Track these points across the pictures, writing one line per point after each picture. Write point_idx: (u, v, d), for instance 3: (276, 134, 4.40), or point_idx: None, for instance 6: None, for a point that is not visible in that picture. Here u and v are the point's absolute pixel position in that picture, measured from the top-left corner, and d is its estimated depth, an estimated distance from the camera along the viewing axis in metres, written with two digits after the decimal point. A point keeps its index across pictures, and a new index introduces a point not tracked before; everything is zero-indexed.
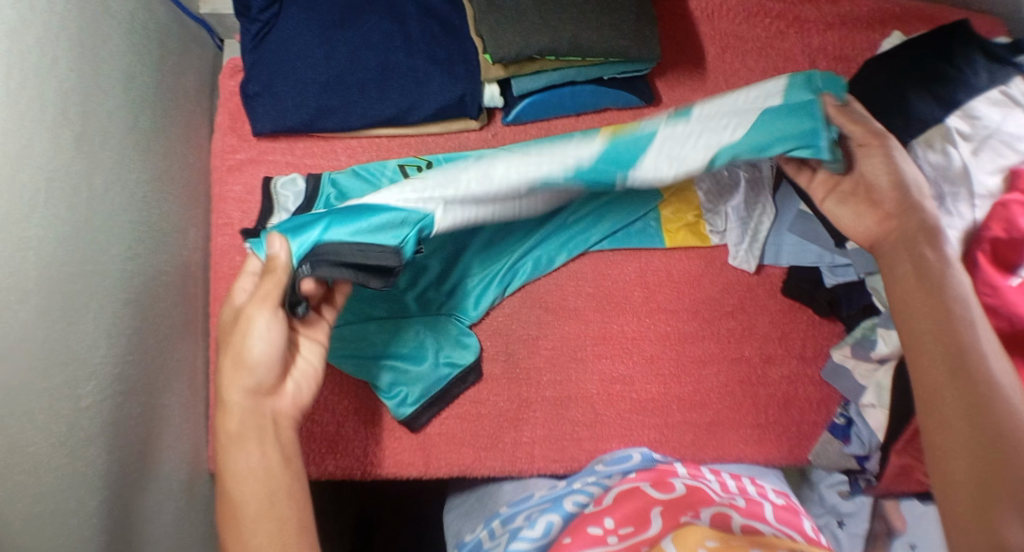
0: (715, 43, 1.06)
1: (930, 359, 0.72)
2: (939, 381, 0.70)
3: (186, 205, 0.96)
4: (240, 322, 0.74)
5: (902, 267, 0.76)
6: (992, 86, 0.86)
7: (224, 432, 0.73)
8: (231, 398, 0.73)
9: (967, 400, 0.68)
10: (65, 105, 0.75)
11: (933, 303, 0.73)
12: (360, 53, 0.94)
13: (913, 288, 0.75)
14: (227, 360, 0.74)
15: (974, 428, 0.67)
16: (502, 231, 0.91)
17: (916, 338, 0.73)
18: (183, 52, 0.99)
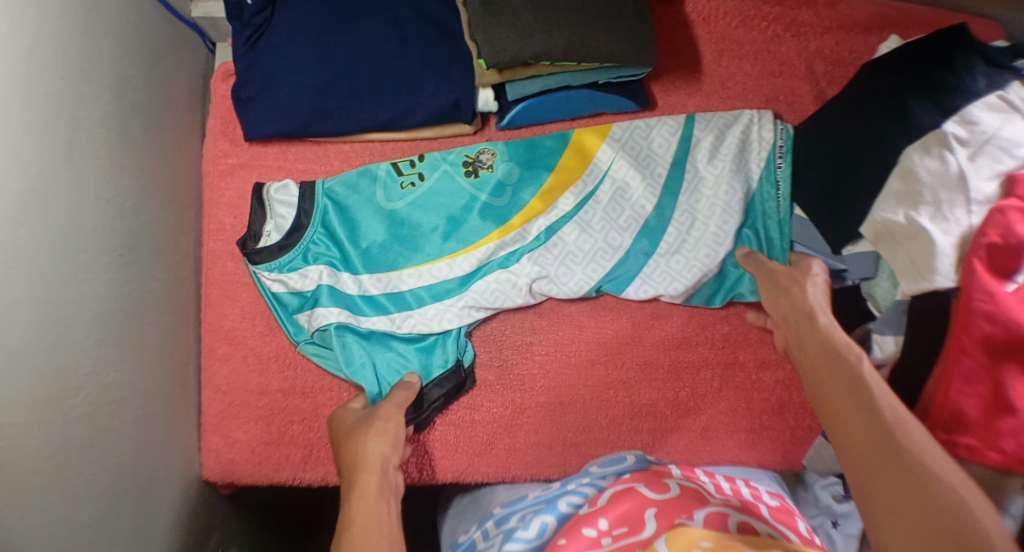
0: (712, 46, 1.06)
1: (844, 430, 0.72)
2: (856, 446, 0.70)
3: (177, 209, 0.95)
4: (366, 429, 0.82)
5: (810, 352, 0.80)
6: (990, 91, 0.84)
7: (359, 485, 0.76)
8: (368, 461, 0.79)
9: (882, 459, 0.68)
10: (57, 109, 0.75)
11: (840, 388, 0.74)
12: (355, 57, 0.93)
13: (824, 380, 0.76)
14: (362, 441, 0.81)
15: (900, 493, 0.65)
16: (482, 258, 0.94)
17: (833, 417, 0.73)
18: (175, 55, 0.99)
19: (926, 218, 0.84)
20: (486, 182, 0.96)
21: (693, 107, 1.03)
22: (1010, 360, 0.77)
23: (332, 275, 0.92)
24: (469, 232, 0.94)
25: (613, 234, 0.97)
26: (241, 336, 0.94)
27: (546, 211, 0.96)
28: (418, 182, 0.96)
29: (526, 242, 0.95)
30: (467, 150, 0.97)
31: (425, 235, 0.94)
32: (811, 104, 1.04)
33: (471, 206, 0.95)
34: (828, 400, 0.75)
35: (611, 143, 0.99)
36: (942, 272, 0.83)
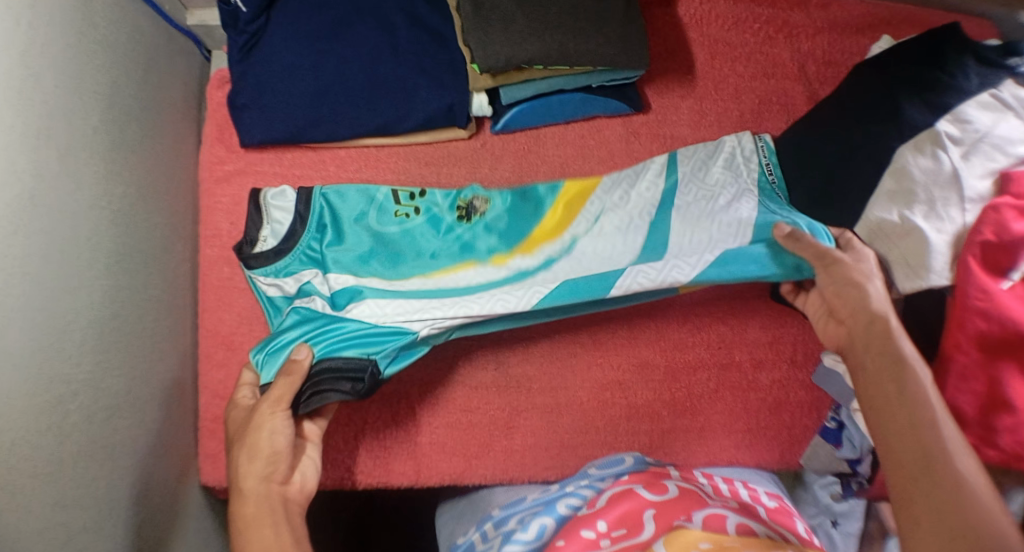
0: (704, 48, 1.06)
1: (892, 436, 0.70)
2: (903, 455, 0.69)
3: (172, 216, 0.95)
4: (248, 414, 0.80)
5: (865, 341, 0.77)
6: (983, 90, 0.84)
7: (240, 518, 0.74)
8: (247, 487, 0.75)
9: (925, 477, 0.67)
10: (52, 117, 0.75)
11: (890, 391, 0.73)
12: (349, 63, 0.94)
13: (878, 379, 0.74)
14: (238, 429, 0.78)
15: (934, 518, 0.65)
16: (481, 280, 0.90)
17: (882, 422, 0.72)
18: (170, 63, 0.99)
19: (920, 217, 0.85)
20: (479, 225, 0.94)
21: (687, 109, 1.04)
22: (1006, 357, 0.79)
23: (321, 279, 0.90)
24: (451, 263, 0.92)
25: (600, 259, 0.91)
26: (238, 342, 0.94)
27: (539, 250, 0.93)
28: (413, 215, 0.94)
29: (510, 272, 0.91)
30: (461, 196, 0.95)
31: (408, 259, 0.91)
32: (804, 105, 1.05)
33: (466, 246, 0.92)
34: (879, 402, 0.73)
35: (606, 189, 0.96)
36: (937, 271, 0.84)
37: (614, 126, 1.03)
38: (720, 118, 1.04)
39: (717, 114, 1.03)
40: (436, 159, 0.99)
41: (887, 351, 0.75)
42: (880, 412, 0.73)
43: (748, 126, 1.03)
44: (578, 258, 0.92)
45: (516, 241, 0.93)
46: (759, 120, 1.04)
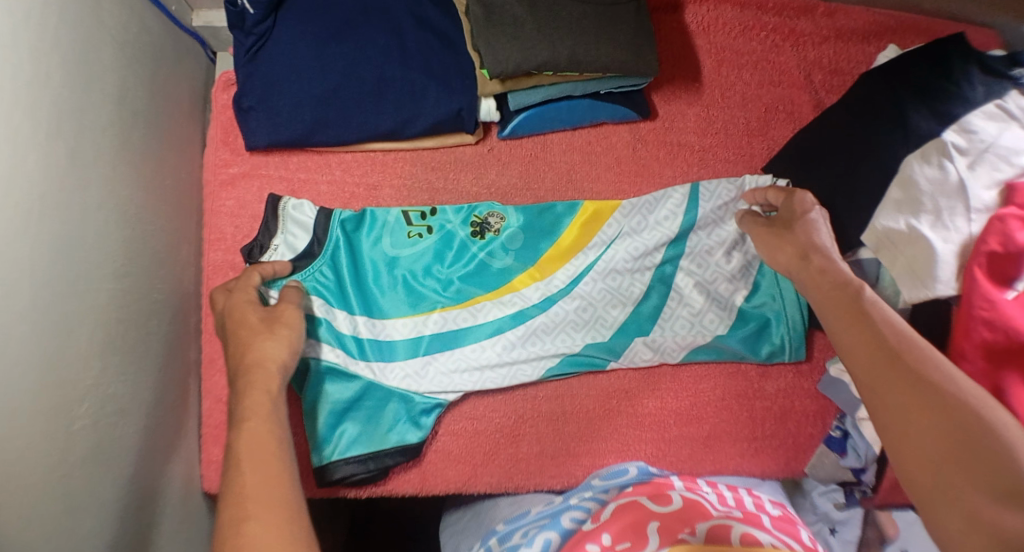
0: (711, 56, 1.06)
1: (857, 351, 0.72)
2: (870, 367, 0.70)
3: (177, 218, 0.94)
4: (258, 316, 0.80)
5: (816, 267, 0.81)
6: (989, 100, 0.87)
7: (242, 388, 0.75)
8: (251, 359, 0.76)
9: (898, 379, 0.68)
10: (61, 118, 0.75)
11: (836, 293, 0.78)
12: (356, 66, 0.93)
13: (836, 299, 0.77)
14: (250, 335, 0.78)
15: (928, 404, 0.66)
16: (497, 313, 0.94)
17: (846, 335, 0.74)
18: (176, 64, 0.98)
19: (927, 226, 0.85)
20: (492, 244, 0.96)
21: (694, 116, 1.04)
22: (1010, 366, 0.76)
23: (327, 309, 0.90)
24: (465, 289, 0.94)
25: (611, 303, 0.96)
26: None
27: (549, 278, 0.96)
28: (427, 234, 0.95)
29: (524, 306, 0.95)
30: (476, 211, 0.96)
31: (423, 288, 0.94)
32: (810, 113, 1.05)
33: (478, 273, 0.95)
34: (841, 321, 0.75)
35: (621, 215, 0.98)
36: (943, 279, 0.83)
37: (622, 133, 1.03)
38: (727, 126, 1.04)
39: (724, 122, 1.03)
40: (444, 165, 0.99)
41: (837, 280, 0.79)
42: (845, 327, 0.75)
43: (756, 135, 1.03)
44: (586, 289, 0.96)
45: (528, 266, 0.96)
46: (765, 128, 1.04)
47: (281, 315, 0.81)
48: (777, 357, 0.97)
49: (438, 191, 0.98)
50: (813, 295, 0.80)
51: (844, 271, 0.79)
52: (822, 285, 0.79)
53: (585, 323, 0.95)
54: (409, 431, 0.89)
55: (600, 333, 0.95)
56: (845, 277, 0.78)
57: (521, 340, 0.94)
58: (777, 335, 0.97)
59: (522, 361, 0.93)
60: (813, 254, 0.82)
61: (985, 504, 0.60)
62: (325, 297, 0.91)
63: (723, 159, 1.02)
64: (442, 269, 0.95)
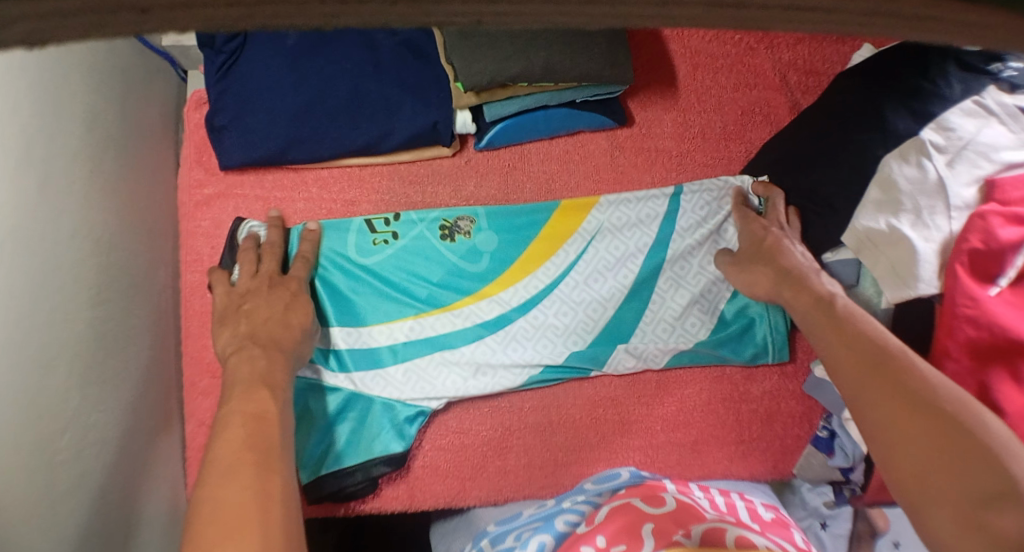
0: (686, 61, 1.06)
1: (839, 354, 0.75)
2: (851, 367, 0.72)
3: (152, 241, 0.93)
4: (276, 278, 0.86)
5: (789, 282, 0.86)
6: (967, 96, 0.86)
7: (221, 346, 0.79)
8: (225, 324, 0.81)
9: (879, 374, 0.70)
10: (31, 147, 0.73)
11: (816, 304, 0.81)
12: (329, 83, 0.92)
13: (821, 314, 0.80)
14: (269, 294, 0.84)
15: (910, 413, 0.66)
16: (479, 317, 0.93)
17: (832, 351, 0.76)
18: (145, 85, 0.97)
19: (907, 225, 0.84)
20: (462, 247, 0.95)
21: (671, 121, 1.03)
22: (997, 363, 0.75)
23: None
24: (441, 294, 0.94)
25: (591, 306, 0.95)
26: (222, 369, 0.93)
27: (525, 280, 0.95)
28: (392, 241, 0.94)
29: (503, 310, 0.94)
30: (445, 215, 0.95)
31: (399, 295, 0.93)
32: (787, 115, 1.05)
33: (452, 277, 0.94)
34: (826, 337, 0.77)
35: (594, 215, 0.97)
36: (925, 279, 0.82)
37: (599, 140, 1.02)
38: (705, 129, 1.03)
39: (702, 126, 1.03)
40: (420, 178, 0.98)
41: (804, 285, 0.84)
42: (831, 341, 0.76)
43: (733, 138, 1.03)
44: (566, 291, 0.95)
45: (503, 270, 0.95)
46: (742, 131, 1.03)
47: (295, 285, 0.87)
48: (762, 358, 0.97)
49: (416, 205, 0.97)
50: (797, 313, 0.84)
51: (818, 285, 0.83)
52: (804, 303, 0.83)
53: (565, 326, 0.95)
54: (392, 442, 0.88)
55: (581, 339, 0.95)
56: (824, 293, 0.82)
57: (502, 343, 0.93)
58: (760, 334, 0.97)
59: (508, 361, 0.93)
60: (790, 270, 0.86)
61: (966, 514, 0.58)
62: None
63: (702, 163, 1.02)
64: (416, 276, 0.94)
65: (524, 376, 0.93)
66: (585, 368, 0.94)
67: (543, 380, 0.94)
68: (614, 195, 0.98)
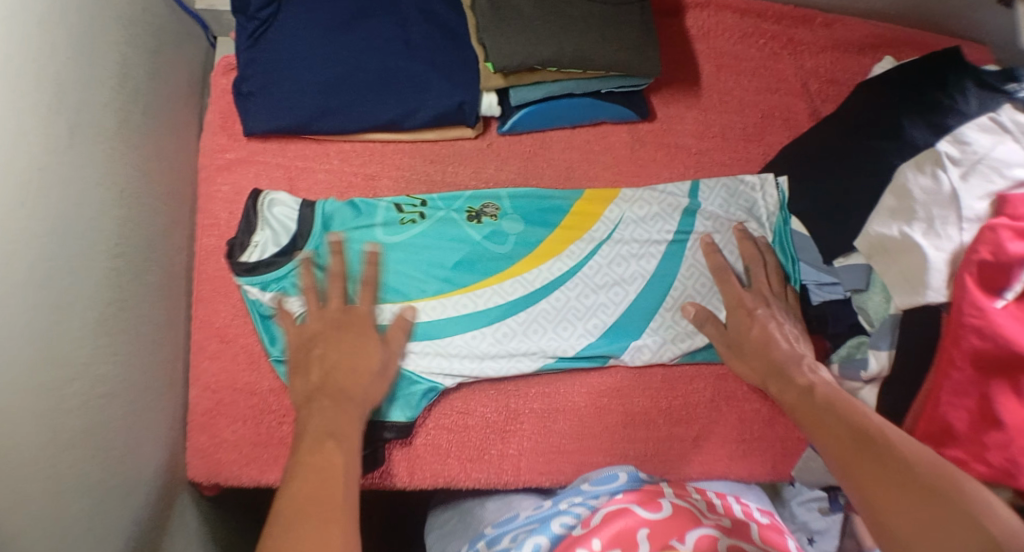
0: (711, 61, 1.07)
1: (835, 427, 0.75)
2: (842, 432, 0.73)
3: (172, 201, 0.93)
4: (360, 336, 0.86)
5: (749, 353, 0.90)
6: (982, 112, 0.87)
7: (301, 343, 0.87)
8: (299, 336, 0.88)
9: (882, 450, 0.69)
10: (64, 91, 0.74)
11: (762, 366, 0.88)
12: (360, 56, 0.93)
13: (770, 381, 0.87)
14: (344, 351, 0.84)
15: (897, 483, 0.66)
16: (502, 299, 0.94)
17: (821, 427, 0.76)
18: (176, 46, 0.97)
19: (919, 234, 0.84)
20: (488, 229, 0.96)
21: (692, 119, 1.05)
22: (1001, 375, 0.76)
23: (312, 307, 0.90)
24: (459, 277, 0.94)
25: (613, 289, 0.96)
26: (232, 334, 0.93)
27: (551, 263, 0.96)
28: (420, 220, 0.95)
29: (526, 291, 0.95)
30: (471, 201, 0.97)
31: (419, 274, 0.93)
32: (806, 122, 1.06)
33: (474, 259, 0.95)
34: (813, 422, 0.78)
35: (619, 203, 0.98)
36: (933, 287, 0.82)
37: (621, 133, 1.03)
38: (724, 130, 1.05)
39: (722, 127, 1.05)
40: (442, 158, 0.99)
41: (770, 356, 0.88)
42: (819, 426, 0.77)
43: (753, 140, 1.05)
44: (589, 275, 0.96)
45: (528, 252, 0.96)
46: (762, 134, 1.05)
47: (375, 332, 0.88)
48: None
49: (436, 183, 0.98)
50: (784, 399, 0.84)
51: (779, 347, 0.88)
52: (792, 391, 0.83)
53: (578, 315, 0.95)
54: (401, 410, 0.89)
55: (591, 333, 0.95)
56: (806, 382, 0.82)
57: (523, 328, 0.94)
58: None
59: (527, 347, 0.93)
60: (778, 365, 0.87)
61: None
62: (311, 294, 0.91)
63: (720, 163, 1.03)
64: (437, 257, 0.94)
65: (543, 365, 0.93)
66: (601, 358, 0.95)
67: (554, 366, 0.94)
68: (635, 187, 1.00)
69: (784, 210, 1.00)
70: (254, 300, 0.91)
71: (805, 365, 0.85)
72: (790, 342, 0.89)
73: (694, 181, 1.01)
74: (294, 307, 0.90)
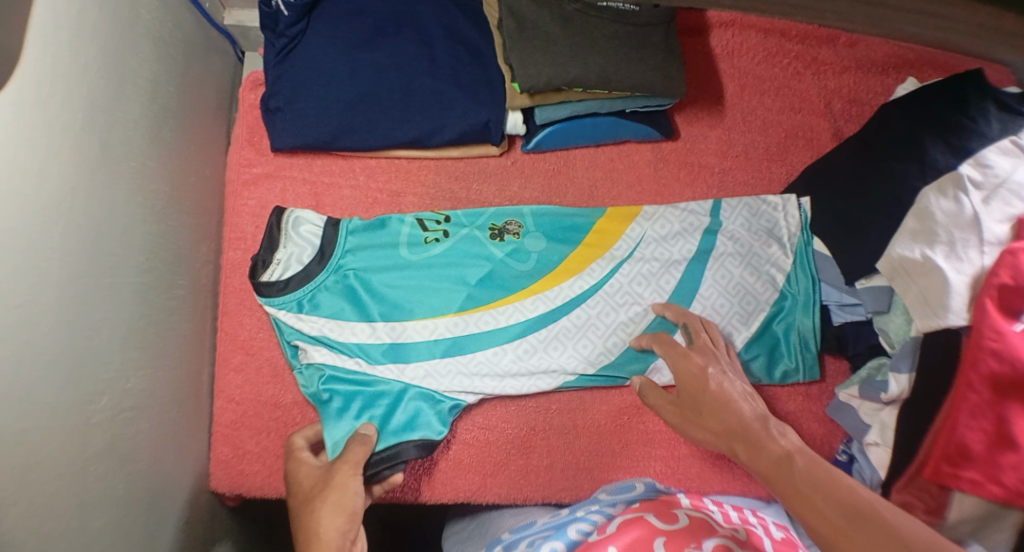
0: (734, 80, 1.08)
1: (818, 496, 0.65)
2: (830, 502, 0.64)
3: (199, 215, 0.94)
4: (320, 481, 0.80)
5: (707, 417, 0.81)
6: (1003, 136, 0.88)
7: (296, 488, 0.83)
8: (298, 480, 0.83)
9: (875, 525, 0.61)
10: (95, 111, 0.75)
11: (727, 433, 0.78)
12: (386, 74, 0.94)
13: (737, 446, 0.77)
14: (308, 502, 0.79)
15: None
16: (523, 316, 0.95)
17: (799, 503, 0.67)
18: (205, 61, 0.98)
19: (940, 257, 0.84)
20: (511, 247, 0.97)
21: (715, 138, 1.05)
22: (1014, 396, 0.76)
23: (336, 323, 0.91)
24: (481, 295, 0.95)
25: (633, 308, 0.97)
26: (257, 347, 0.94)
27: (573, 281, 0.97)
28: (443, 238, 0.96)
29: (548, 308, 0.95)
30: (494, 218, 0.97)
31: (442, 291, 0.94)
32: (828, 142, 1.07)
33: (496, 276, 0.96)
34: (789, 492, 0.68)
35: (641, 221, 0.99)
36: (954, 310, 0.82)
37: (644, 151, 1.04)
38: (747, 150, 1.05)
39: (744, 146, 1.05)
40: (466, 176, 1.00)
41: (730, 418, 0.79)
42: (799, 498, 0.67)
43: (775, 160, 1.05)
44: (610, 294, 0.97)
45: (550, 270, 0.96)
46: (784, 153, 1.06)
47: (336, 463, 0.82)
48: (791, 378, 0.98)
49: (460, 200, 1.00)
50: (756, 467, 0.74)
51: (742, 409, 0.79)
52: (765, 460, 0.72)
53: (600, 334, 0.96)
54: (427, 429, 0.89)
55: (612, 352, 0.96)
56: (782, 449, 0.72)
57: (543, 345, 0.95)
58: (786, 363, 0.98)
59: (548, 364, 0.94)
60: (746, 426, 0.77)
61: None
62: (334, 310, 0.92)
63: (742, 182, 1.04)
64: (460, 275, 0.95)
65: (562, 381, 0.94)
66: (621, 377, 0.95)
67: (576, 384, 0.95)
68: (656, 205, 1.01)
69: (806, 230, 1.00)
70: (279, 321, 0.91)
71: (771, 425, 0.76)
72: (746, 400, 0.81)
73: (716, 200, 1.02)
74: (316, 326, 0.91)
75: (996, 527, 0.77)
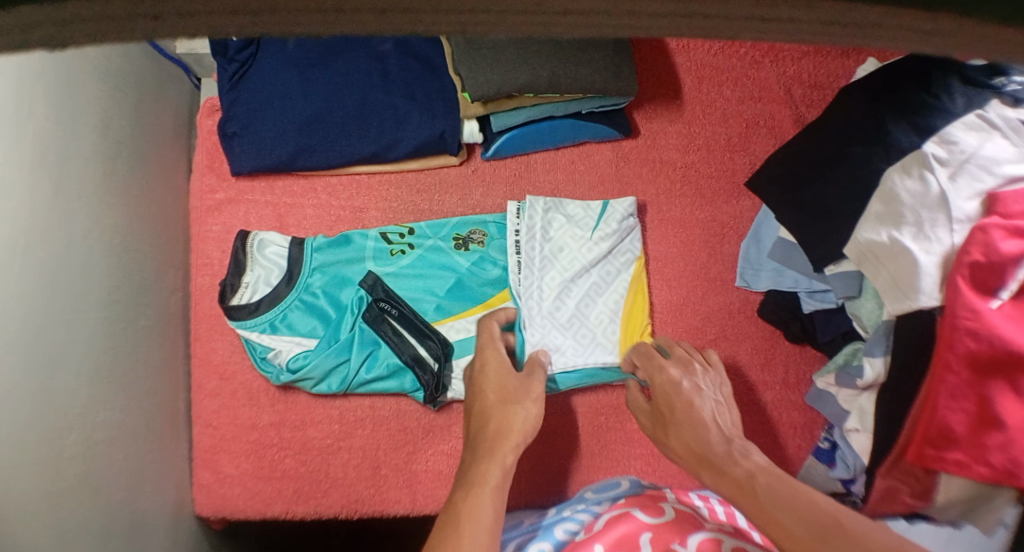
0: (692, 73, 1.08)
1: (775, 518, 0.67)
2: (791, 529, 0.65)
3: (164, 243, 0.95)
4: (509, 393, 0.84)
5: (681, 434, 0.84)
6: (969, 110, 0.80)
7: (484, 365, 0.87)
8: (487, 362, 0.87)
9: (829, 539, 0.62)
10: (47, 149, 0.75)
11: (694, 454, 0.81)
12: (339, 92, 0.95)
13: (703, 470, 0.79)
14: (492, 406, 0.83)
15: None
16: None
17: (765, 519, 0.67)
18: (160, 92, 0.99)
19: (908, 238, 0.79)
20: (475, 256, 0.97)
21: (675, 133, 1.06)
22: (997, 375, 0.72)
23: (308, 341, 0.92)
24: (449, 305, 0.95)
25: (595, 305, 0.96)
26: (230, 371, 0.95)
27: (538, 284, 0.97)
28: (409, 251, 0.97)
29: None
30: (458, 228, 0.98)
31: (412, 304, 0.95)
32: (791, 128, 1.06)
33: (463, 285, 0.96)
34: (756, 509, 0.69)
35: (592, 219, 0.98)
36: (925, 291, 0.78)
37: (605, 151, 1.04)
38: (708, 142, 1.05)
39: (705, 139, 1.05)
40: (428, 187, 1.00)
41: (701, 439, 0.82)
42: (760, 516, 0.68)
43: (737, 150, 1.05)
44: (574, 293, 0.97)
45: None
46: (746, 143, 1.05)
47: (525, 376, 0.87)
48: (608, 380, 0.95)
49: (423, 212, 1.00)
50: (721, 489, 0.76)
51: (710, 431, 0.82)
52: (729, 480, 0.75)
53: (585, 326, 0.94)
54: (399, 386, 0.92)
55: (609, 342, 0.94)
56: (745, 470, 0.74)
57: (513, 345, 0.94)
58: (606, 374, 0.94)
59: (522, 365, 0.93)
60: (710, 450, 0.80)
61: None
62: (302, 332, 0.92)
63: (706, 175, 1.04)
64: (427, 286, 0.96)
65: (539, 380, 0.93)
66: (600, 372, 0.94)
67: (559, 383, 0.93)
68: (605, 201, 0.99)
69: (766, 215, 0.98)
70: (252, 342, 0.91)
71: (737, 449, 0.78)
72: (715, 418, 0.84)
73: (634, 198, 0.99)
74: (288, 345, 0.91)
75: (987, 506, 0.76)
